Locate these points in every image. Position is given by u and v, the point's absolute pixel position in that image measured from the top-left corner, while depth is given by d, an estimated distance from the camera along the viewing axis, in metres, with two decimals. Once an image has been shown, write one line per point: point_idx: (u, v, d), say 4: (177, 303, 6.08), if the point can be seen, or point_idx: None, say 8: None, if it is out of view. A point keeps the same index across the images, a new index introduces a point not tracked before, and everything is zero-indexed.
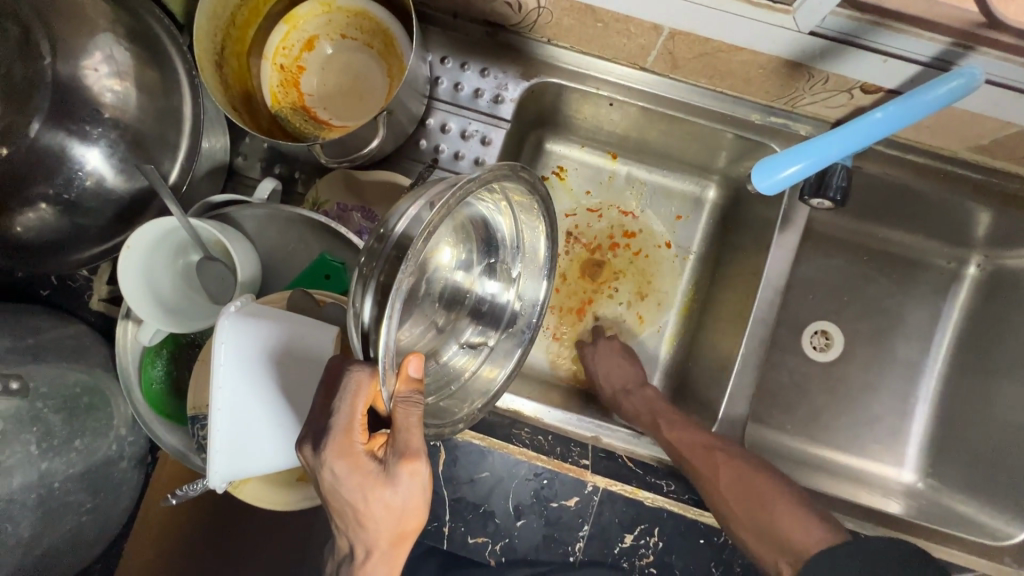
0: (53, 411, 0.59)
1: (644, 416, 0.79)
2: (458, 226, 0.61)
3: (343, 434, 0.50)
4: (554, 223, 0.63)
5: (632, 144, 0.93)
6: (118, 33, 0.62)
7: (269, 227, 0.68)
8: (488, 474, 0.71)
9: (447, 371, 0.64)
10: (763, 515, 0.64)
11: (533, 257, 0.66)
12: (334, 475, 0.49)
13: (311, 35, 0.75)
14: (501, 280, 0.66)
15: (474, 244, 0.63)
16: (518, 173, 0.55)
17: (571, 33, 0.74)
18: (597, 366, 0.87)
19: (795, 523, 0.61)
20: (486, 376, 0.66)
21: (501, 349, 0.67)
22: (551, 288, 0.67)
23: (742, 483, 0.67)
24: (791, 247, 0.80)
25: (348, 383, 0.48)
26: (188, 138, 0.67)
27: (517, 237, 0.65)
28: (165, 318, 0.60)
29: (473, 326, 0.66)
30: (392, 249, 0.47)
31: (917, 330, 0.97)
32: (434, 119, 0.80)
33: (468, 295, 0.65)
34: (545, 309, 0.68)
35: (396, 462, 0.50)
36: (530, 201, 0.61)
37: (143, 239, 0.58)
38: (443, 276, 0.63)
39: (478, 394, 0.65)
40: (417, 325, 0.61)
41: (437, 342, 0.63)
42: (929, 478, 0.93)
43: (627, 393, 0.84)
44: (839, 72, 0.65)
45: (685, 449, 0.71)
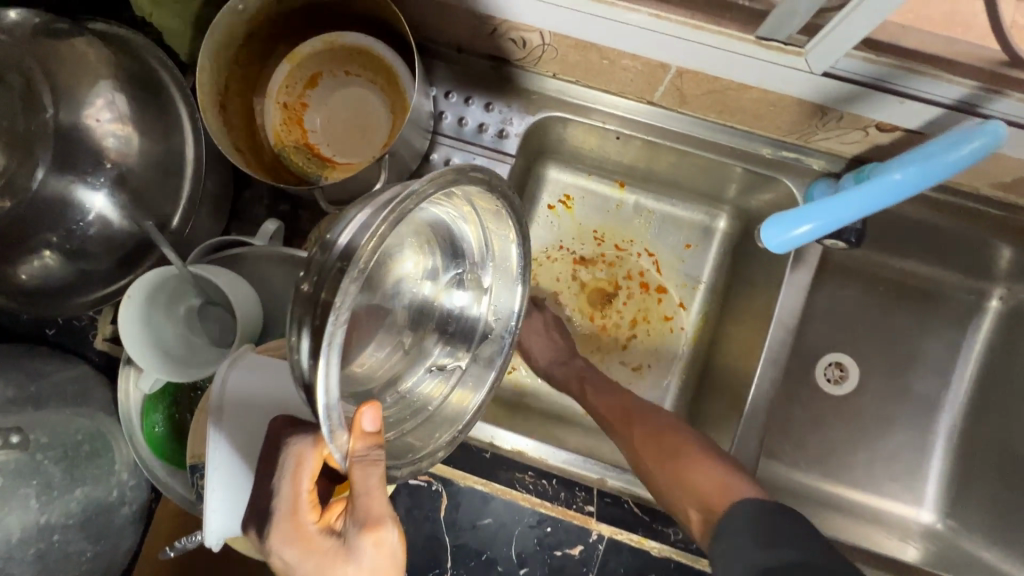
0: (53, 463, 0.59)
1: (572, 384, 0.84)
2: (417, 230, 0.60)
3: (288, 517, 0.50)
4: (525, 232, 0.60)
5: (639, 173, 0.91)
6: (122, 79, 0.62)
7: (269, 270, 0.67)
8: (491, 521, 0.70)
9: (412, 401, 0.62)
10: (674, 465, 0.68)
11: (506, 266, 0.64)
12: (286, 561, 0.49)
13: (314, 72, 0.74)
14: (470, 291, 0.64)
15: (439, 251, 0.62)
16: (467, 174, 0.49)
17: (575, 68, 0.73)
18: (530, 340, 0.87)
19: (699, 469, 0.66)
20: (456, 403, 0.64)
21: (472, 374, 0.65)
22: (525, 296, 0.64)
23: (655, 440, 0.71)
24: (802, 284, 0.78)
25: (286, 460, 0.50)
26: (190, 182, 0.66)
27: (486, 245, 0.63)
28: (165, 366, 0.59)
29: (441, 347, 0.64)
30: (334, 261, 0.43)
31: (937, 364, 0.94)
32: (438, 153, 0.79)
33: (437, 310, 0.64)
34: (521, 317, 0.65)
35: (358, 532, 0.48)
36: (496, 206, 0.57)
37: (142, 288, 0.58)
38: (410, 288, 0.63)
39: (450, 421, 0.63)
40: (382, 347, 0.61)
41: (403, 364, 0.62)
42: (948, 518, 0.90)
43: (560, 364, 0.86)
44: (855, 112, 0.62)
45: (605, 412, 0.78)
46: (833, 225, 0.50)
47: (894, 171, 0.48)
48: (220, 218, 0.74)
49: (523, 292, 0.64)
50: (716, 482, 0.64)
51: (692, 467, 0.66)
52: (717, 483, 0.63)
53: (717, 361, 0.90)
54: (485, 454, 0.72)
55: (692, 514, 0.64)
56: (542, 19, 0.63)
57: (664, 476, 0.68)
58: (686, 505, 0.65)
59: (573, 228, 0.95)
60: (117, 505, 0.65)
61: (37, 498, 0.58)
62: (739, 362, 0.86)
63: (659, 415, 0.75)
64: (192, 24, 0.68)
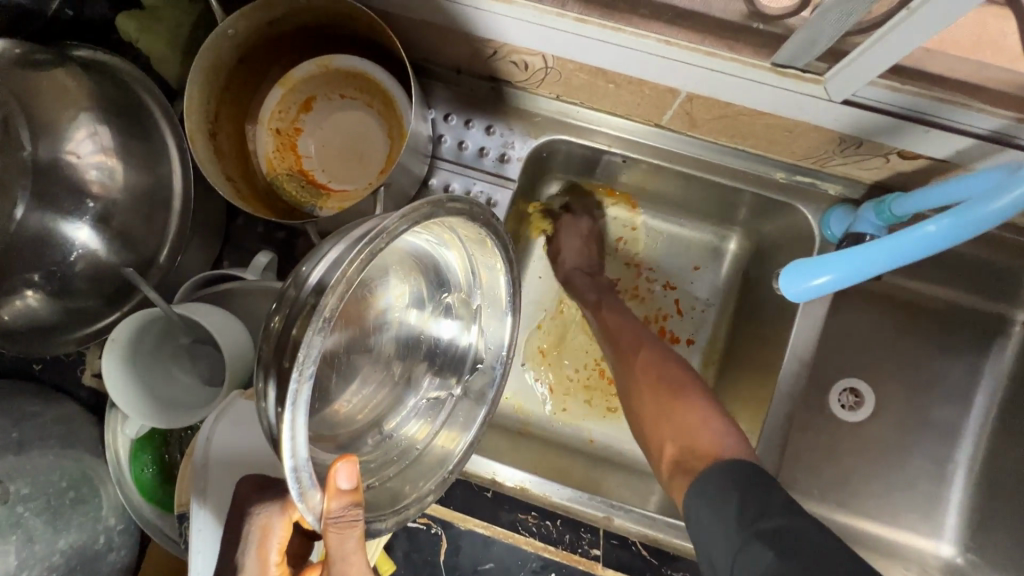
0: (35, 515, 0.57)
1: (591, 296, 0.84)
2: (398, 261, 0.59)
3: None
4: (513, 260, 0.57)
5: (645, 193, 0.88)
6: (105, 111, 0.59)
7: (257, 306, 0.64)
8: (494, 565, 0.67)
9: (396, 442, 0.59)
10: (670, 406, 0.68)
11: (495, 294, 0.60)
12: None
13: (308, 96, 0.71)
14: (459, 319, 0.62)
15: (423, 280, 0.61)
16: (444, 206, 0.47)
17: (580, 90, 0.70)
18: (566, 237, 0.89)
19: (695, 419, 0.65)
20: (443, 445, 0.60)
21: (460, 413, 0.62)
22: (515, 328, 0.60)
23: (658, 372, 0.72)
24: (817, 315, 0.75)
25: (251, 532, 0.48)
26: (177, 218, 0.64)
27: (472, 274, 0.60)
28: (152, 413, 0.56)
29: (432, 378, 0.62)
30: (305, 297, 0.42)
31: (956, 391, 0.90)
32: (437, 178, 0.76)
33: (425, 340, 0.62)
34: (512, 347, 0.61)
35: None
36: (478, 234, 0.54)
37: (124, 335, 0.56)
38: (396, 320, 0.62)
39: (436, 465, 0.59)
40: (367, 383, 0.60)
41: (390, 400, 0.60)
42: (968, 552, 0.87)
43: (582, 273, 0.87)
44: (877, 140, 0.59)
45: (614, 333, 0.79)
46: (856, 277, 0.46)
47: (925, 221, 0.45)
48: (212, 247, 0.72)
49: (513, 322, 0.60)
50: (703, 430, 0.63)
51: (682, 411, 0.66)
52: (711, 435, 0.62)
53: (727, 387, 0.87)
54: (487, 493, 0.69)
55: (667, 450, 0.65)
56: (544, 42, 0.60)
57: (653, 409, 0.69)
58: (665, 439, 0.66)
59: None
60: (104, 552, 0.62)
61: (17, 553, 0.55)
62: (750, 391, 0.83)
63: (669, 355, 0.74)
64: (181, 51, 0.66)
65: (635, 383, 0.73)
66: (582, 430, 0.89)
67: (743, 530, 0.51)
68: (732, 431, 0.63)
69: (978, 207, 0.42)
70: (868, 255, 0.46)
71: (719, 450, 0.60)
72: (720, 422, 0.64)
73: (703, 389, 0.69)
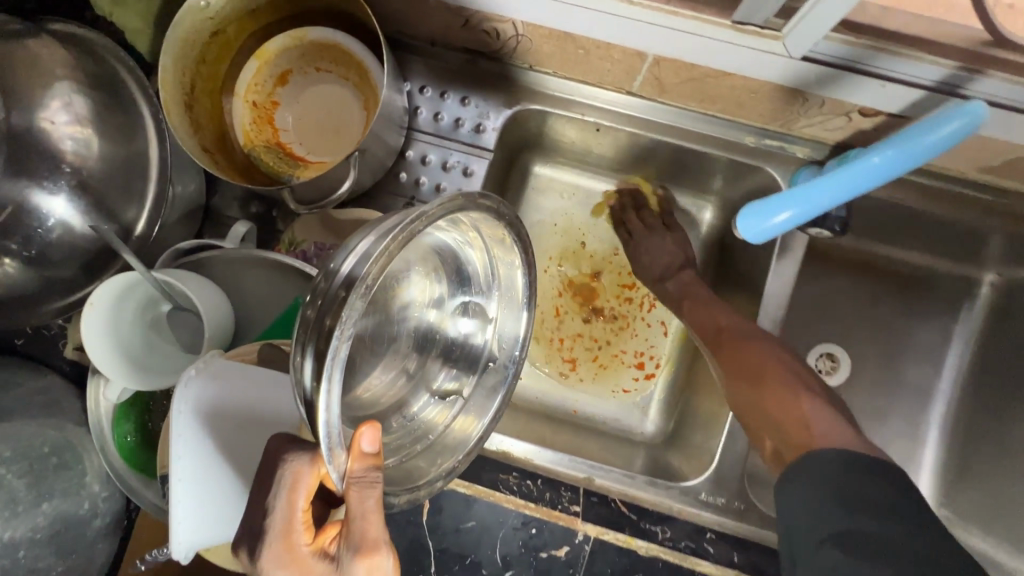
0: (18, 477, 0.60)
1: (676, 295, 0.84)
2: (423, 257, 0.62)
3: (282, 537, 0.50)
4: (532, 258, 0.60)
5: (624, 166, 0.89)
6: (80, 80, 0.60)
7: (246, 277, 0.66)
8: (474, 524, 0.69)
9: (416, 426, 0.62)
10: (760, 393, 0.67)
11: (512, 293, 0.63)
12: None
13: (284, 69, 0.72)
14: (475, 319, 0.64)
15: (445, 277, 0.63)
16: (475, 201, 0.51)
17: (553, 59, 0.71)
18: (642, 249, 0.88)
19: (784, 406, 0.64)
20: (460, 430, 0.63)
21: (476, 401, 0.64)
22: (531, 323, 0.63)
23: (745, 365, 0.69)
24: (789, 277, 0.76)
25: (284, 478, 0.49)
26: (155, 181, 0.64)
27: (491, 271, 0.63)
28: (133, 376, 0.58)
29: (446, 372, 0.64)
30: (338, 286, 0.45)
31: (928, 353, 0.93)
32: (414, 150, 0.77)
33: (442, 338, 0.64)
34: (525, 344, 0.64)
35: (352, 557, 0.49)
36: (500, 230, 0.57)
37: (106, 294, 0.57)
38: (416, 313, 0.64)
39: (452, 449, 0.62)
40: (388, 371, 0.62)
41: (406, 390, 0.62)
42: (942, 508, 0.89)
43: (663, 279, 0.86)
44: (837, 97, 0.60)
45: (699, 327, 0.78)
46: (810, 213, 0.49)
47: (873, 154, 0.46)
48: (192, 221, 0.72)
49: (529, 319, 0.63)
50: (793, 414, 0.63)
51: (775, 397, 0.66)
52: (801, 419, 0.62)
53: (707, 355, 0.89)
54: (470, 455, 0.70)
55: (767, 444, 0.65)
56: (515, 9, 0.61)
57: (747, 397, 0.68)
58: (761, 432, 0.66)
59: (557, 232, 0.93)
60: (90, 517, 0.63)
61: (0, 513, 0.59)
62: None
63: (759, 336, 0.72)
64: (155, 23, 0.66)
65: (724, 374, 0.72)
66: (567, 401, 0.90)
67: (815, 534, 0.51)
68: (823, 414, 0.62)
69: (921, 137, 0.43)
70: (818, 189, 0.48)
71: (821, 442, 0.59)
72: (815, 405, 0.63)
73: (796, 374, 0.67)
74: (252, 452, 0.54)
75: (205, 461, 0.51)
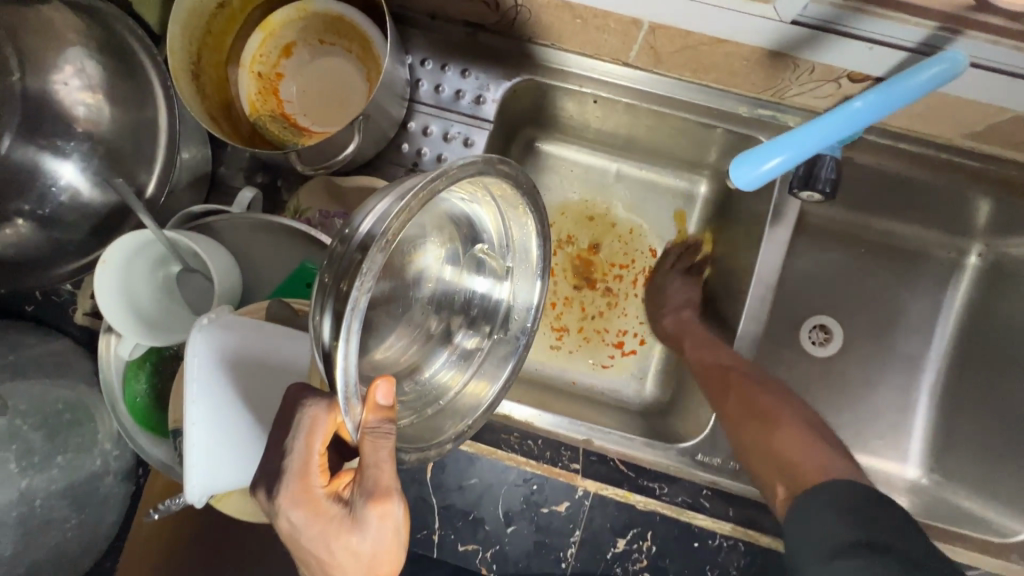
0: (33, 429, 0.60)
1: (675, 333, 0.87)
2: (439, 223, 0.61)
3: (299, 478, 0.51)
4: (546, 221, 0.61)
5: (621, 142, 0.91)
6: (90, 46, 0.61)
7: (254, 241, 0.67)
8: (477, 481, 0.71)
9: (431, 388, 0.63)
10: (769, 438, 0.66)
11: (526, 257, 0.65)
12: (292, 522, 0.51)
13: (288, 41, 0.74)
14: (492, 277, 0.65)
15: (459, 241, 0.63)
16: (495, 166, 0.53)
17: (550, 30, 0.73)
18: (669, 286, 0.92)
19: (796, 448, 0.64)
20: (474, 392, 0.65)
21: (491, 362, 0.66)
22: (544, 290, 0.65)
23: (749, 407, 0.69)
24: (782, 242, 0.78)
25: (302, 420, 0.50)
26: (164, 149, 0.65)
27: (505, 235, 0.63)
28: (145, 332, 0.60)
29: (466, 331, 0.66)
30: (356, 246, 0.46)
31: (919, 323, 0.95)
32: (416, 122, 0.79)
33: (459, 293, 0.65)
34: (539, 312, 0.66)
35: (365, 503, 0.51)
36: (514, 194, 0.58)
37: (119, 252, 0.58)
38: (432, 277, 0.64)
39: (465, 411, 0.64)
40: (402, 338, 0.62)
41: (421, 355, 0.63)
42: (933, 473, 0.91)
43: (664, 314, 0.90)
44: (825, 61, 0.62)
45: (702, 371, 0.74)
46: (801, 157, 0.50)
47: (856, 100, 0.49)
48: (198, 190, 0.73)
49: (543, 285, 0.65)
50: (806, 457, 0.63)
51: (788, 437, 0.66)
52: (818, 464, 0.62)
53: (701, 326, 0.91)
54: None
55: (779, 489, 0.63)
56: None
57: (756, 443, 0.67)
58: (773, 480, 0.64)
59: (555, 208, 0.95)
60: (102, 475, 0.65)
61: (18, 462, 0.58)
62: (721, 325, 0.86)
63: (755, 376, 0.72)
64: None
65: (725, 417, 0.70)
66: (567, 373, 0.93)
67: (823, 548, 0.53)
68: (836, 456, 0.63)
69: (900, 82, 0.46)
70: (810, 132, 0.49)
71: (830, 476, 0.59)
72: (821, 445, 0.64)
73: (802, 416, 0.69)
74: (268, 401, 0.55)
75: (222, 405, 0.53)
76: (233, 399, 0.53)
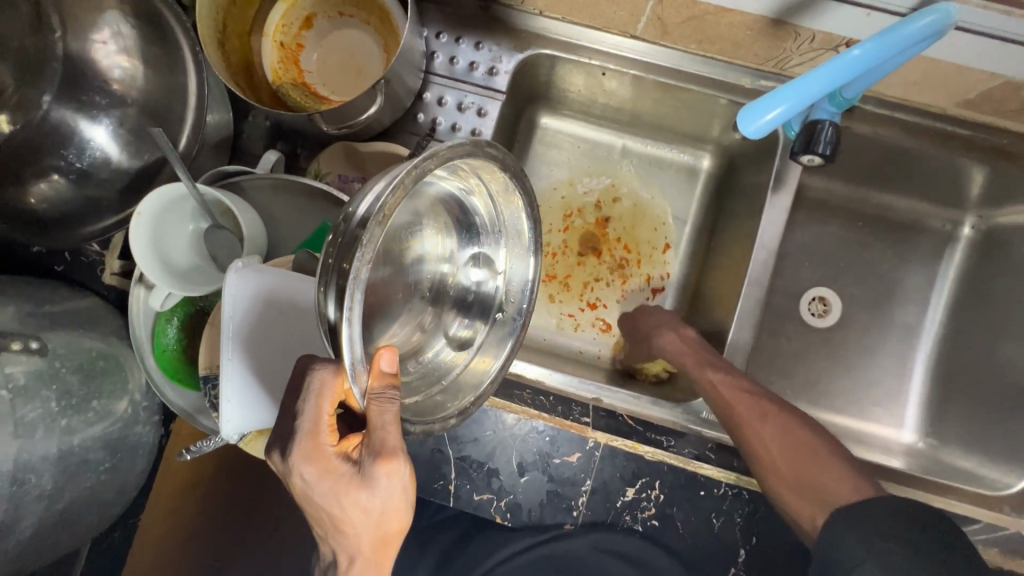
0: (71, 372, 0.62)
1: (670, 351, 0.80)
2: (434, 211, 0.64)
3: (310, 437, 0.54)
4: (533, 200, 0.64)
5: (627, 117, 0.94)
6: (125, 10, 0.64)
7: (277, 201, 0.70)
8: (491, 434, 0.74)
9: (434, 369, 0.65)
10: (806, 469, 0.65)
11: (519, 237, 0.67)
12: (304, 479, 0.53)
13: (309, 13, 0.77)
14: (486, 267, 0.67)
15: (452, 228, 0.65)
16: (483, 149, 0.55)
17: (561, 4, 0.76)
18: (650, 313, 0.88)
19: (831, 476, 0.63)
20: (477, 368, 0.67)
21: (491, 340, 0.68)
22: (538, 267, 0.68)
23: (788, 439, 0.68)
24: (784, 208, 0.81)
25: (311, 385, 0.52)
26: (194, 111, 0.69)
27: (496, 218, 0.67)
28: (176, 283, 0.62)
29: (460, 320, 0.67)
30: (355, 227, 0.48)
31: (915, 293, 0.98)
32: (431, 92, 0.81)
33: (455, 283, 0.67)
34: (535, 287, 0.68)
35: (373, 462, 0.52)
36: (503, 178, 0.62)
37: (151, 207, 0.60)
38: (430, 267, 0.65)
39: (469, 387, 0.66)
40: (404, 326, 0.63)
41: (422, 340, 0.64)
42: (929, 437, 0.94)
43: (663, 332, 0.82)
44: (822, 29, 0.64)
45: (729, 394, 0.70)
46: (801, 105, 0.53)
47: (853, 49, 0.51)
48: (220, 154, 0.76)
49: (536, 262, 0.68)
50: (837, 482, 0.62)
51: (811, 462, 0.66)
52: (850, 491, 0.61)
53: (705, 293, 0.93)
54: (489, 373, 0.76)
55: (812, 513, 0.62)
56: None
57: (791, 472, 0.66)
58: (811, 510, 0.63)
59: (563, 182, 0.98)
60: (132, 423, 0.69)
61: (58, 402, 0.60)
62: (724, 288, 0.88)
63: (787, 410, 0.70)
64: None
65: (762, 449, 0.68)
66: (574, 342, 0.95)
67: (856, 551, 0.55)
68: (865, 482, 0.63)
69: (897, 29, 0.49)
70: (808, 82, 0.53)
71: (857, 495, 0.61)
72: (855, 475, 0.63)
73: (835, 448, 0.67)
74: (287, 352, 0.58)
75: (248, 354, 0.56)
76: (257, 347, 0.56)
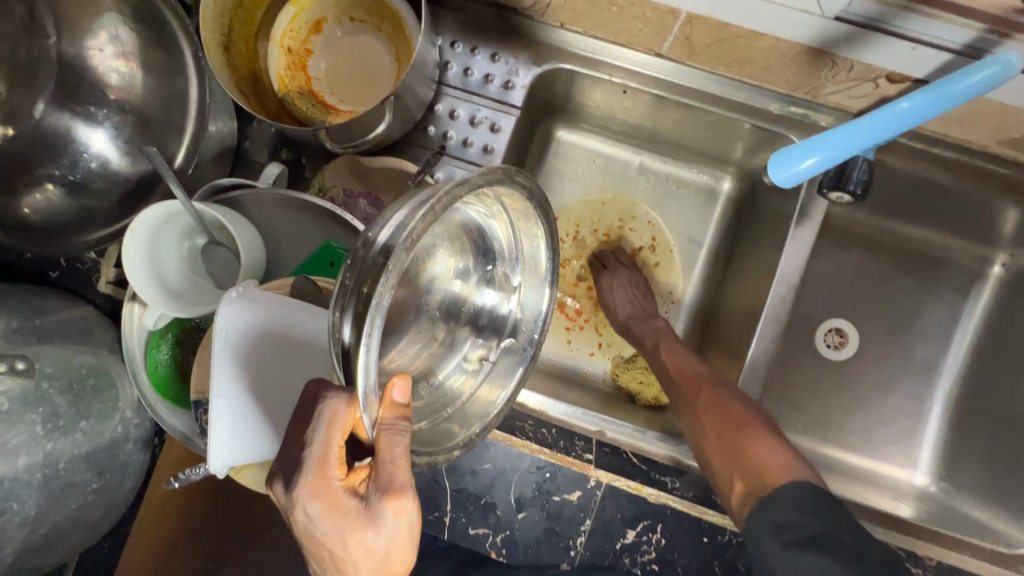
0: (59, 393, 0.62)
1: (648, 340, 0.85)
2: (452, 234, 0.60)
3: (318, 469, 0.51)
4: (554, 230, 0.60)
5: (646, 134, 0.90)
6: (123, 13, 0.62)
7: (280, 215, 0.68)
8: (490, 466, 0.72)
9: (444, 393, 0.62)
10: (737, 439, 0.64)
11: (536, 267, 0.64)
12: (308, 513, 0.51)
13: (319, 17, 0.73)
14: (500, 290, 0.64)
15: (469, 252, 0.62)
16: (512, 178, 0.52)
17: (583, 16, 0.72)
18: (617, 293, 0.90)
19: (760, 450, 0.62)
20: (485, 398, 0.63)
21: (500, 368, 0.64)
22: (553, 298, 0.64)
23: (718, 410, 0.67)
24: (807, 243, 0.77)
25: (322, 413, 0.48)
26: (193, 120, 0.65)
27: (515, 245, 0.62)
28: (169, 303, 0.59)
29: (474, 339, 0.64)
30: (376, 255, 0.45)
31: (937, 330, 0.94)
32: (443, 104, 0.78)
33: (467, 307, 0.64)
34: (547, 320, 0.65)
35: (381, 499, 0.50)
36: (527, 207, 0.57)
37: (144, 226, 0.58)
38: (441, 288, 0.62)
39: (479, 415, 0.62)
40: (414, 343, 0.61)
41: (433, 361, 0.62)
42: (942, 481, 0.90)
43: (638, 321, 0.88)
44: (862, 60, 0.60)
45: (677, 370, 0.77)
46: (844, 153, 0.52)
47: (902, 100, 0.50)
48: (223, 164, 0.73)
49: (551, 294, 0.64)
50: (768, 456, 0.61)
51: (746, 435, 0.64)
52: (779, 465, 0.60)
53: (718, 322, 0.90)
54: None
55: (736, 486, 0.62)
56: None
57: (717, 440, 0.66)
58: (732, 473, 0.63)
59: (577, 198, 0.94)
60: (124, 440, 0.68)
61: (43, 425, 0.61)
62: (739, 320, 0.85)
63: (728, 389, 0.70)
64: None
65: (695, 421, 0.70)
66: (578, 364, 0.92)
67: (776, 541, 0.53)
68: (799, 459, 0.61)
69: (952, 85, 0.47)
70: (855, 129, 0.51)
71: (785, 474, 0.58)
72: (790, 452, 0.61)
73: (772, 426, 0.65)
74: (280, 377, 0.56)
75: (245, 379, 0.54)
76: (252, 373, 0.54)
